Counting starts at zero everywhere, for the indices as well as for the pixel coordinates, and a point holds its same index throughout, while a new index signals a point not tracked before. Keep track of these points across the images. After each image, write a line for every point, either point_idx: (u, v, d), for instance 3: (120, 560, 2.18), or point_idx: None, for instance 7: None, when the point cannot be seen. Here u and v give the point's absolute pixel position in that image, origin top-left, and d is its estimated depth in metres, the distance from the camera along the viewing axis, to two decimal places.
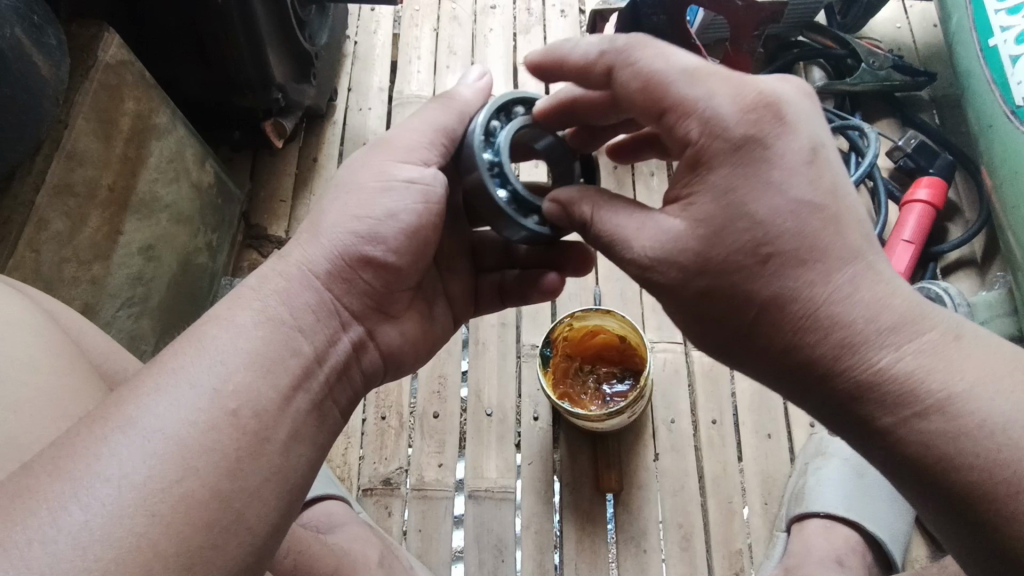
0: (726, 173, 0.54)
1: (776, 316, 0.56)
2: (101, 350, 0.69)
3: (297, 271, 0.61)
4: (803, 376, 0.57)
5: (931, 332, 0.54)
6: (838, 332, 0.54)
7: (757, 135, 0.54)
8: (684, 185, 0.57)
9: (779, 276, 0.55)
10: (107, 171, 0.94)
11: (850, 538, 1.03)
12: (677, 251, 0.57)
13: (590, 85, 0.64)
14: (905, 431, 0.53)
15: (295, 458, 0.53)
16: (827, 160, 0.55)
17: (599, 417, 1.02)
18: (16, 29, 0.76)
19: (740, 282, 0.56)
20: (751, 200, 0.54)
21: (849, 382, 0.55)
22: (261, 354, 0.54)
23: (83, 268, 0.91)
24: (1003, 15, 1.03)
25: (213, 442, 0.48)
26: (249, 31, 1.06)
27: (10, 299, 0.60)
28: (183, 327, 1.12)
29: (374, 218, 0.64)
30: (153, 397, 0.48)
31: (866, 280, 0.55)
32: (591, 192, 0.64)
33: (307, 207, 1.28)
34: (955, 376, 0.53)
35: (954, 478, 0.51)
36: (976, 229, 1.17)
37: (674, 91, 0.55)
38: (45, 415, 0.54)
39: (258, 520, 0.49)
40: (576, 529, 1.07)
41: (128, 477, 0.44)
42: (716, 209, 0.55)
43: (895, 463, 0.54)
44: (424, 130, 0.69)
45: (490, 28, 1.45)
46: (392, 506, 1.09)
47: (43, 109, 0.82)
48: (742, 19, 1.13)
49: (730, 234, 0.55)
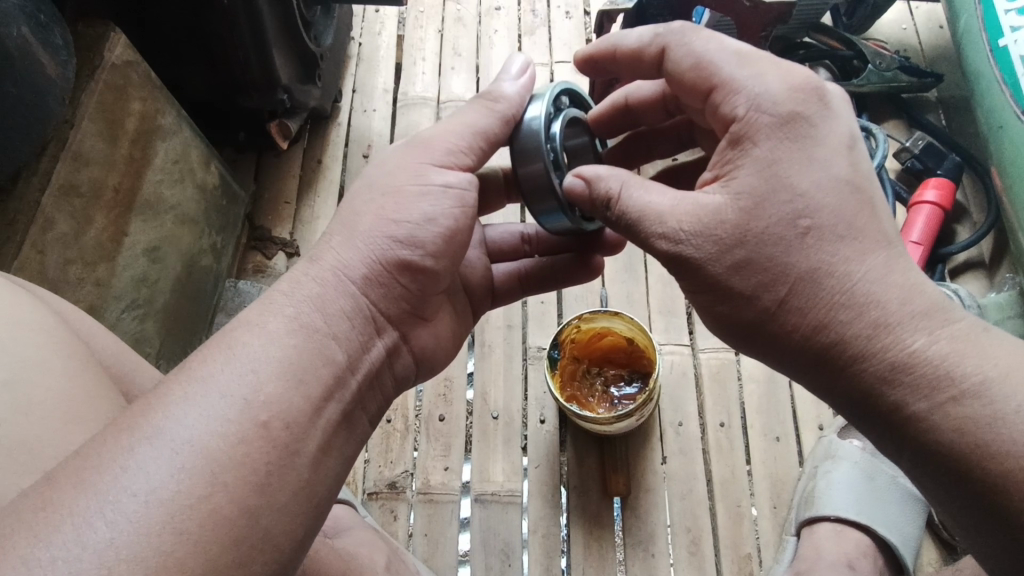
0: (771, 145, 0.57)
1: (812, 291, 0.56)
2: (111, 351, 0.68)
3: (332, 274, 0.60)
4: (833, 360, 0.57)
5: (962, 322, 0.55)
6: (873, 312, 0.55)
7: (799, 111, 0.57)
8: (725, 163, 0.59)
9: (815, 250, 0.56)
10: (112, 172, 0.93)
11: (861, 541, 1.03)
12: (715, 223, 0.58)
13: (641, 70, 0.69)
14: (940, 415, 0.52)
15: (322, 468, 0.53)
16: (862, 152, 0.59)
17: (608, 420, 1.01)
18: (23, 28, 0.76)
19: (776, 255, 0.57)
20: (791, 173, 0.56)
21: (883, 363, 0.55)
22: (293, 362, 0.53)
23: (88, 270, 0.90)
24: (1013, 15, 1.02)
25: (244, 456, 0.47)
26: (254, 31, 1.05)
27: (18, 298, 0.59)
28: (186, 331, 1.12)
29: (412, 222, 0.63)
30: (181, 406, 0.47)
31: (898, 265, 0.57)
32: (622, 172, 0.64)
33: (311, 208, 1.28)
34: (989, 362, 0.53)
35: (988, 470, 0.51)
36: (983, 232, 1.16)
37: (724, 69, 0.60)
38: (59, 419, 0.53)
39: (283, 535, 0.48)
40: (583, 533, 1.06)
41: (155, 492, 0.43)
42: (760, 181, 0.57)
43: (927, 455, 0.54)
44: (462, 133, 0.68)
45: (494, 29, 1.45)
46: (398, 509, 1.08)
47: (49, 109, 0.81)
48: (749, 19, 1.12)
49: (771, 206, 0.56)
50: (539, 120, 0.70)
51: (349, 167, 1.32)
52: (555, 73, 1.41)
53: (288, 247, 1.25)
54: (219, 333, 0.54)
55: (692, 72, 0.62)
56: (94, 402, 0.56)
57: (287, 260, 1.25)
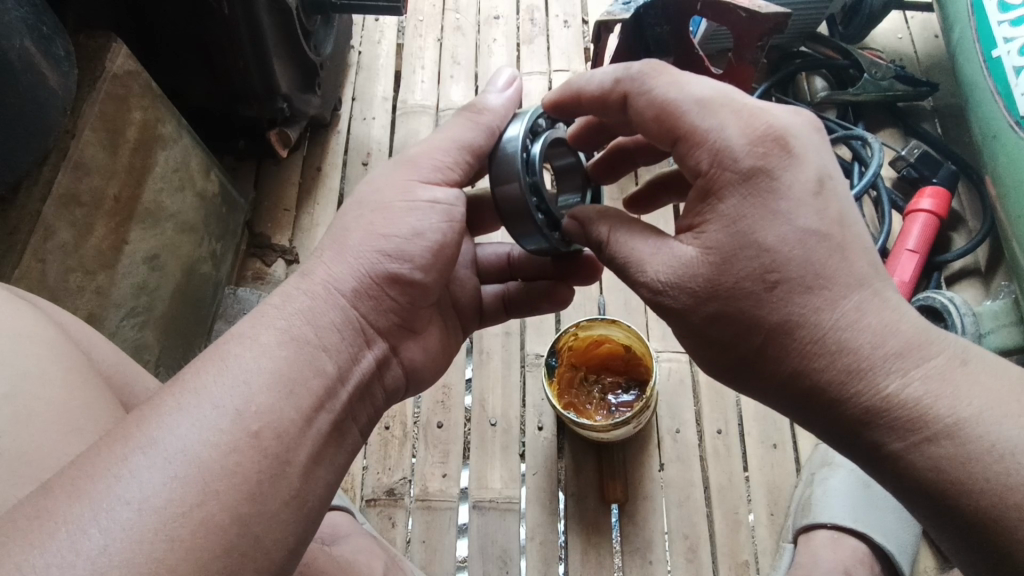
0: (737, 201, 0.57)
1: (786, 340, 0.57)
2: (110, 361, 0.68)
3: (323, 290, 0.61)
4: (812, 402, 0.58)
5: (938, 358, 0.55)
6: (845, 358, 0.56)
7: (761, 166, 0.57)
8: (697, 214, 0.60)
9: (787, 300, 0.57)
10: (112, 180, 0.94)
11: (858, 549, 1.03)
12: (688, 276, 0.59)
13: (608, 113, 0.69)
14: (917, 455, 0.54)
15: (313, 478, 0.53)
16: (834, 191, 0.58)
17: (605, 427, 1.02)
18: (25, 40, 0.76)
19: (748, 308, 0.58)
20: (759, 228, 0.57)
21: (857, 407, 0.56)
22: (285, 374, 0.53)
23: (88, 278, 0.91)
24: (1006, 27, 1.03)
25: (235, 465, 0.47)
26: (255, 41, 1.06)
27: (15, 309, 0.59)
28: (187, 339, 1.12)
29: (400, 237, 0.64)
30: (175, 416, 0.48)
31: (872, 307, 0.57)
32: (612, 215, 0.67)
33: (311, 216, 1.29)
34: (963, 402, 0.53)
35: (966, 502, 0.52)
36: (980, 239, 1.17)
37: (687, 120, 0.60)
38: (56, 428, 0.54)
39: (275, 544, 0.49)
40: (581, 540, 1.07)
41: (148, 500, 0.44)
42: (726, 238, 0.58)
43: (907, 488, 0.55)
44: (447, 147, 0.69)
45: (494, 38, 1.46)
46: (396, 516, 1.09)
47: (50, 120, 0.82)
48: (746, 29, 1.11)
49: (740, 261, 0.57)
50: (518, 149, 0.71)
51: (347, 176, 1.33)
52: (553, 82, 1.42)
53: (287, 255, 1.26)
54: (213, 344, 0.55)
55: (657, 124, 0.62)
56: (93, 412, 0.57)
57: (286, 267, 1.26)
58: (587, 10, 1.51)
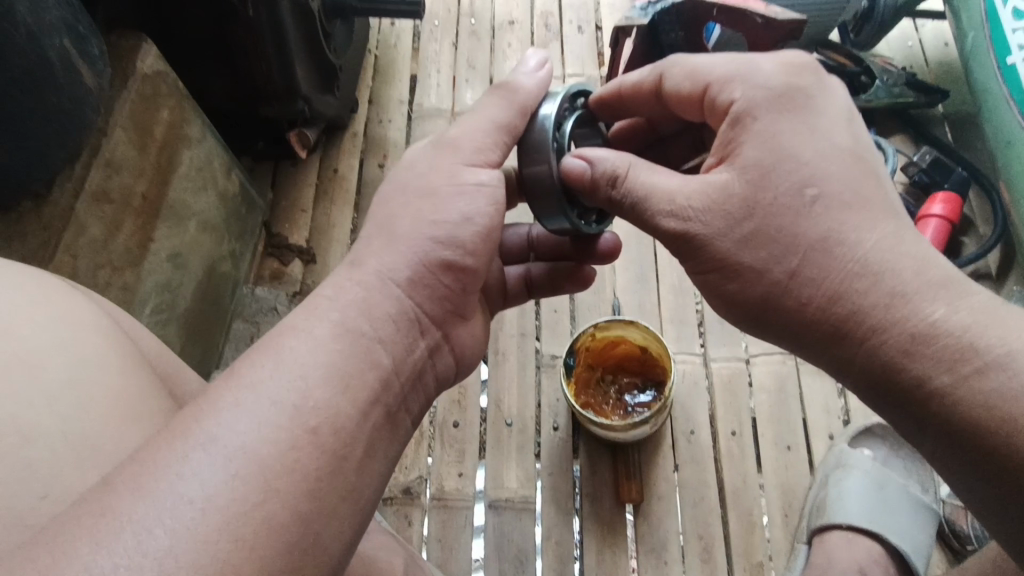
0: (768, 120, 0.63)
1: (823, 261, 0.60)
2: (156, 351, 0.69)
3: (378, 281, 0.62)
4: (851, 335, 0.60)
5: (979, 295, 0.58)
6: (888, 283, 0.59)
7: (790, 83, 0.64)
8: (726, 144, 0.65)
9: (826, 218, 0.61)
10: (142, 179, 0.95)
11: (872, 549, 1.05)
12: (723, 198, 0.63)
13: (647, 104, 0.76)
14: (962, 387, 0.55)
15: (367, 473, 0.54)
16: (859, 126, 0.65)
17: (622, 427, 1.03)
18: (65, 39, 0.78)
19: (785, 227, 0.61)
20: (792, 144, 0.62)
21: (900, 334, 0.57)
22: (340, 367, 0.54)
23: (116, 275, 0.92)
24: (1020, 34, 1.04)
25: (294, 462, 0.48)
26: (279, 43, 1.08)
27: (63, 295, 0.60)
28: (206, 340, 1.13)
29: (452, 222, 0.66)
30: (232, 413, 0.49)
31: (908, 238, 0.60)
32: (627, 154, 0.69)
33: (328, 216, 1.30)
34: (1010, 335, 0.55)
35: (1018, 441, 0.53)
36: (989, 245, 1.18)
37: (716, 72, 0.67)
38: (114, 413, 0.55)
39: (332, 539, 0.50)
40: (596, 540, 1.07)
41: (211, 500, 0.44)
42: (763, 155, 0.62)
43: (947, 431, 0.56)
44: (486, 129, 0.71)
45: (509, 43, 1.48)
46: (412, 515, 1.09)
47: (84, 118, 0.83)
48: (760, 36, 1.13)
49: (777, 175, 0.61)
50: (547, 118, 0.73)
51: (366, 177, 1.35)
52: (568, 86, 1.44)
53: (304, 255, 1.27)
54: (268, 338, 0.56)
55: (688, 85, 0.69)
56: (145, 399, 0.58)
57: (303, 267, 1.27)
58: (601, 16, 1.52)
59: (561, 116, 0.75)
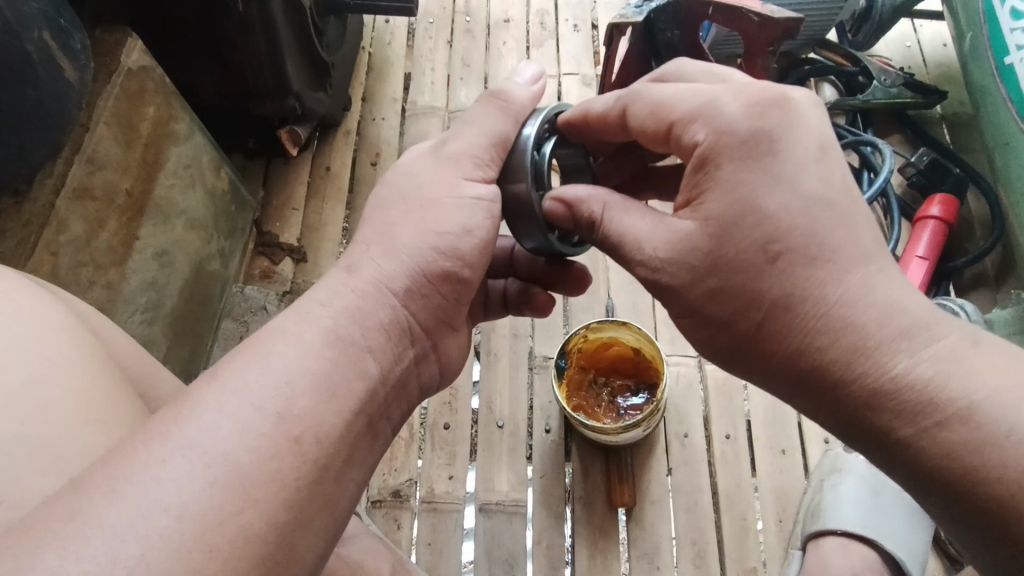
0: (734, 168, 0.57)
1: (786, 316, 0.57)
2: (128, 354, 0.68)
3: (374, 287, 0.61)
4: (815, 385, 0.57)
5: (948, 339, 0.54)
6: (850, 336, 0.55)
7: (759, 122, 0.57)
8: (693, 187, 0.59)
9: (794, 270, 0.56)
10: (126, 175, 0.94)
11: (867, 556, 1.03)
12: (686, 251, 0.59)
13: (614, 134, 0.69)
14: (927, 440, 0.52)
15: (346, 482, 0.53)
16: (836, 159, 0.58)
17: (614, 430, 1.02)
18: (43, 31, 0.76)
19: (747, 282, 0.57)
20: (759, 193, 0.56)
21: (863, 388, 0.54)
22: (328, 376, 0.53)
23: (99, 273, 0.90)
24: (1019, 34, 1.02)
25: (275, 470, 0.47)
26: (269, 39, 1.06)
27: (33, 296, 0.59)
28: (192, 340, 1.11)
29: (453, 234, 0.65)
30: (212, 415, 0.47)
31: (878, 282, 0.56)
32: (602, 193, 0.66)
33: (319, 215, 1.29)
34: (975, 384, 0.52)
35: (985, 490, 0.50)
36: (988, 247, 1.16)
37: (681, 108, 0.60)
38: (82, 418, 0.53)
39: (308, 550, 0.48)
40: (587, 546, 1.05)
41: (187, 507, 0.43)
42: (727, 206, 0.57)
43: (913, 479, 0.54)
44: (482, 141, 0.68)
45: (504, 41, 1.47)
46: (401, 518, 1.08)
47: (66, 113, 0.81)
48: (755, 36, 1.13)
49: (740, 231, 0.56)
50: (527, 136, 0.70)
51: (357, 176, 1.33)
52: (563, 85, 1.42)
53: (295, 254, 1.25)
54: (248, 341, 0.54)
55: (652, 121, 0.62)
56: (115, 404, 0.56)
57: (293, 266, 1.25)
58: (597, 15, 1.51)
59: (541, 135, 0.72)
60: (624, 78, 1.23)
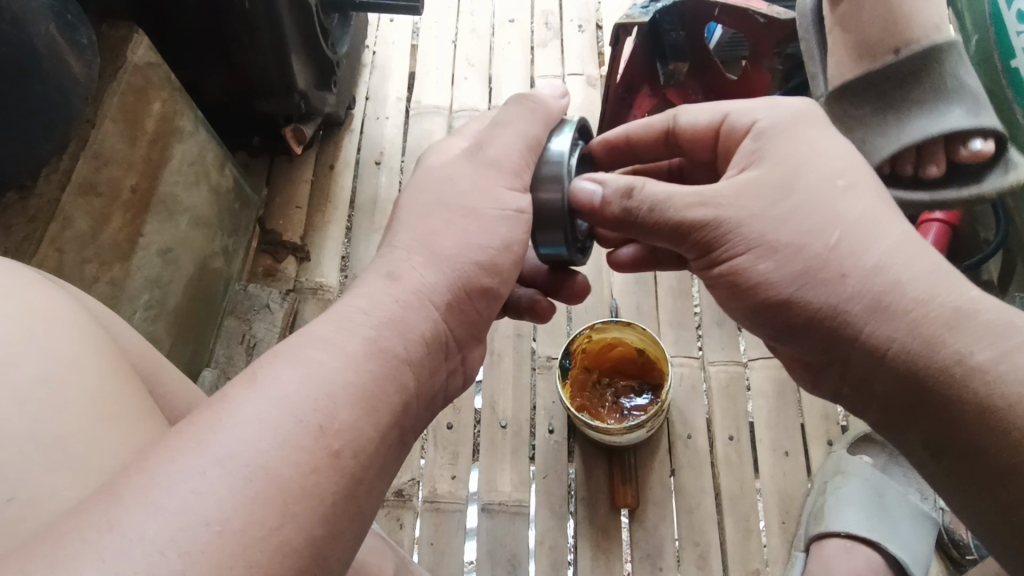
0: (781, 134, 0.67)
1: (862, 237, 0.61)
2: (137, 349, 0.67)
3: (415, 298, 0.60)
4: (890, 307, 0.59)
5: None
6: (923, 262, 0.60)
7: (803, 117, 0.69)
8: (745, 158, 0.68)
9: (855, 205, 0.63)
10: (131, 172, 0.94)
11: (872, 559, 1.04)
12: (763, 180, 0.64)
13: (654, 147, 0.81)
14: (1006, 364, 0.54)
15: (377, 493, 0.52)
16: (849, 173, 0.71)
17: (618, 431, 1.01)
18: (51, 26, 0.76)
19: (825, 204, 0.63)
20: (808, 160, 0.65)
21: (937, 310, 0.58)
22: (369, 390, 0.52)
23: (103, 269, 0.90)
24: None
25: (314, 486, 0.46)
26: (274, 36, 1.06)
27: (44, 291, 0.58)
28: (193, 341, 1.10)
29: (494, 247, 0.66)
30: (238, 421, 0.46)
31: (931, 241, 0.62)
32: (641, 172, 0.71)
33: (324, 216, 1.28)
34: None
35: None
36: (995, 248, 1.16)
37: (731, 109, 0.73)
38: (96, 419, 0.51)
39: (338, 559, 0.48)
40: (590, 546, 1.05)
41: (228, 522, 0.42)
42: (784, 161, 0.65)
43: (989, 411, 0.55)
44: (519, 147, 0.70)
45: (507, 41, 1.46)
46: (403, 517, 1.07)
47: (72, 108, 0.81)
48: (762, 36, 1.11)
49: (812, 170, 0.64)
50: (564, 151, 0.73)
51: (359, 175, 1.33)
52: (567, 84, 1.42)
53: (298, 252, 1.25)
54: (277, 347, 0.53)
55: (707, 118, 0.75)
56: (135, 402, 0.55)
57: (297, 265, 1.25)
58: (602, 16, 1.50)
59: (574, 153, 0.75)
60: (630, 78, 1.20)
